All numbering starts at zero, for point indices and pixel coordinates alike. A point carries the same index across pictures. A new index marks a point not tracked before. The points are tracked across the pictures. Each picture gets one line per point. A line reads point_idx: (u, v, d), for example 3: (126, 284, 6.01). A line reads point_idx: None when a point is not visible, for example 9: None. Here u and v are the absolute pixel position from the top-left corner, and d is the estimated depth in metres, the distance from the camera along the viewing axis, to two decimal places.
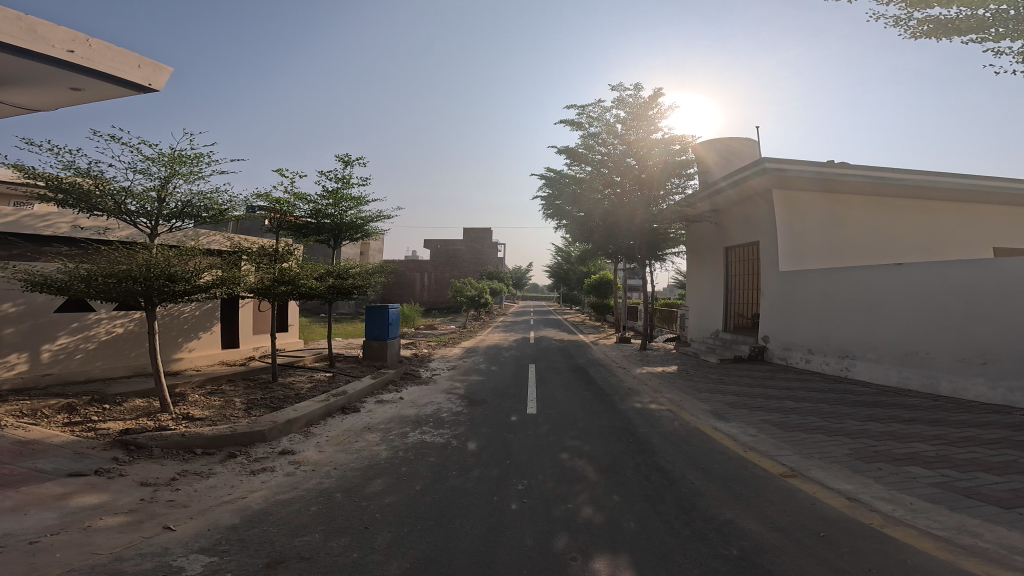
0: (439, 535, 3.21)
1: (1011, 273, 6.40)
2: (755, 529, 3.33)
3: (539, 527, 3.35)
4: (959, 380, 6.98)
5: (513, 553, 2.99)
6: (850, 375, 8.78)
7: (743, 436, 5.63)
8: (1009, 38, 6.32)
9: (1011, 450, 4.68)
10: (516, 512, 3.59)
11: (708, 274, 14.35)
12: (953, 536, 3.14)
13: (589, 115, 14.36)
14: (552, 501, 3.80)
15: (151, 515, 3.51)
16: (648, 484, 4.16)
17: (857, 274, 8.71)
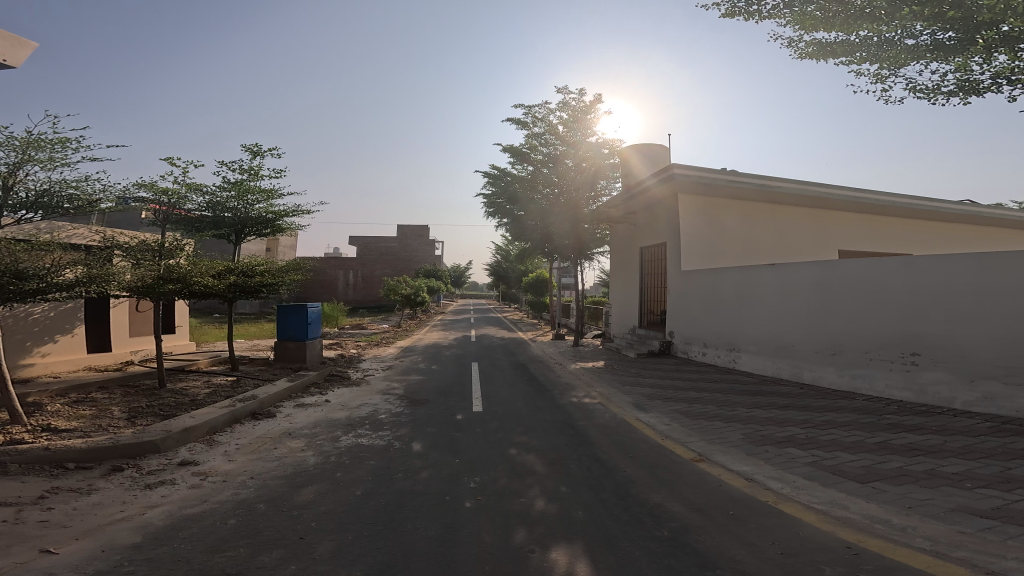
0: (391, 539, 3.13)
1: (858, 275, 7.26)
2: (679, 510, 3.56)
3: (496, 523, 3.35)
4: (816, 368, 7.87)
5: (474, 551, 2.98)
6: (737, 367, 9.57)
7: (660, 425, 5.98)
8: (869, 63, 7.18)
9: (862, 431, 5.35)
10: (471, 509, 3.59)
11: (626, 273, 15.00)
12: (832, 509, 3.53)
13: (534, 115, 14.55)
14: (507, 497, 3.83)
15: (21, 539, 3.09)
16: (591, 474, 4.31)
17: (740, 274, 9.50)
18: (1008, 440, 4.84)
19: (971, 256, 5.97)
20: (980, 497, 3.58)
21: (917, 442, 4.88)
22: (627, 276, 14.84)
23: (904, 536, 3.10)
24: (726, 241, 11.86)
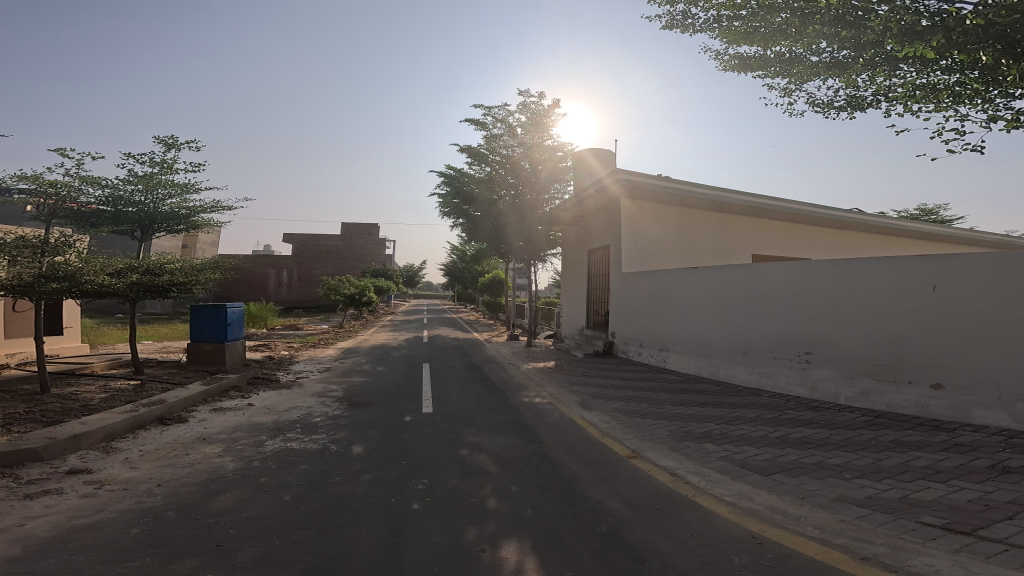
0: (328, 544, 3.02)
1: (766, 279, 7.72)
2: (615, 506, 3.66)
3: (445, 524, 3.31)
4: (730, 368, 8.34)
5: (422, 552, 2.92)
6: (667, 366, 9.97)
7: (602, 423, 6.14)
8: (781, 77, 7.68)
9: (765, 426, 5.71)
10: (412, 511, 3.53)
11: (575, 274, 15.31)
12: (744, 501, 3.74)
13: (493, 116, 14.54)
14: (456, 497, 3.79)
15: None
16: (540, 472, 4.35)
17: (669, 277, 9.88)
18: (883, 432, 5.33)
19: (857, 261, 6.47)
20: (858, 486, 3.90)
21: (811, 436, 5.27)
22: (576, 277, 15.17)
23: (801, 525, 3.33)
24: (667, 245, 12.29)
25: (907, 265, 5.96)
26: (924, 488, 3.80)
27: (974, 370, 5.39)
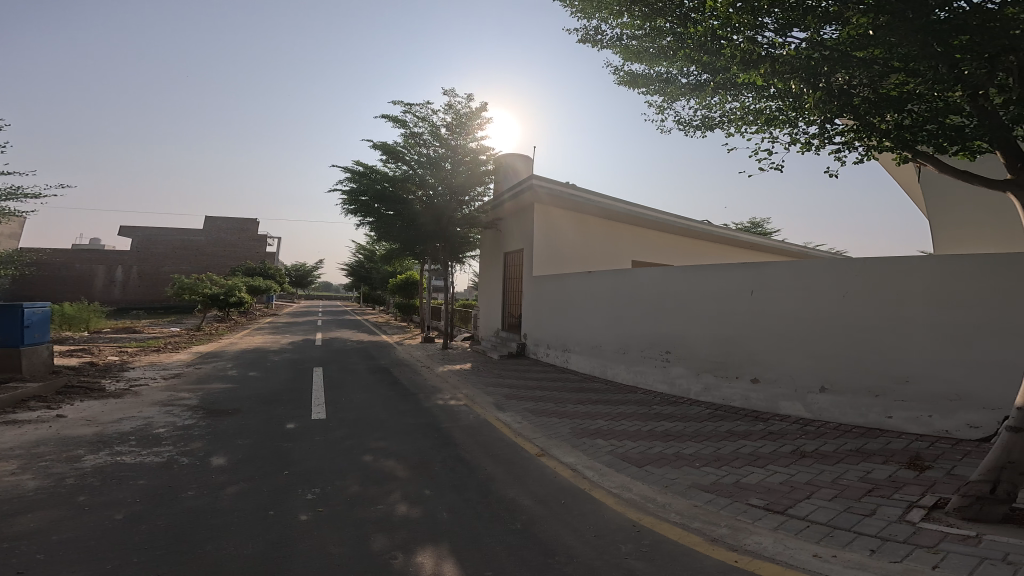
0: (205, 565, 2.75)
1: (636, 284, 8.38)
2: (527, 503, 3.75)
3: (348, 534, 3.16)
4: (614, 366, 8.91)
5: (312, 565, 2.76)
6: (568, 366, 10.40)
7: (515, 423, 6.27)
8: (674, 96, 5.73)
9: (639, 421, 6.18)
10: (302, 521, 3.34)
11: (491, 276, 15.50)
12: (627, 492, 4.04)
13: (415, 115, 14.16)
14: (358, 504, 3.66)
15: None
16: (454, 475, 4.32)
17: (569, 281, 10.31)
18: (719, 424, 5.99)
19: (707, 269, 7.17)
20: (705, 473, 4.38)
21: (672, 429, 5.79)
22: (492, 279, 15.39)
23: (667, 512, 3.67)
24: (573, 249, 12.94)
25: (736, 273, 6.81)
26: (751, 473, 4.36)
27: (783, 365, 6.29)
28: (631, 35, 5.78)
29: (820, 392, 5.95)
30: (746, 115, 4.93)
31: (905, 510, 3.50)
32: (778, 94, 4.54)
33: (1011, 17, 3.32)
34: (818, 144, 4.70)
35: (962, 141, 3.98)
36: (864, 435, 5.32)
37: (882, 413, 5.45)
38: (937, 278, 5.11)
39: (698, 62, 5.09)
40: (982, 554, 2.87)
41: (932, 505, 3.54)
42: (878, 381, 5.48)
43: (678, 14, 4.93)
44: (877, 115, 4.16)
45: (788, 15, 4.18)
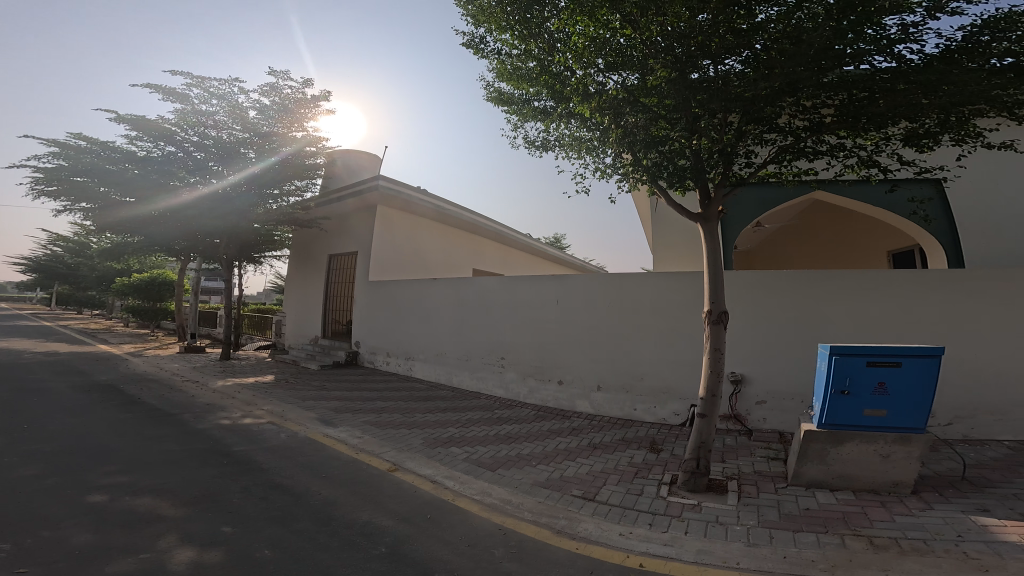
0: None
1: (474, 293, 8.60)
2: (388, 524, 3.52)
3: None
4: (459, 373, 8.88)
5: None
6: (411, 375, 10.01)
7: (352, 438, 5.80)
8: (525, 114, 5.88)
9: (487, 426, 6.34)
10: None
11: (310, 280, 14.07)
12: (488, 497, 4.13)
13: (212, 91, 11.82)
14: (115, 557, 2.89)
15: None
16: (271, 505, 3.79)
17: (409, 289, 10.02)
18: (542, 424, 6.52)
19: (531, 280, 7.71)
20: (539, 471, 4.73)
21: (514, 432, 6.10)
22: (310, 284, 13.98)
23: (522, 511, 3.87)
24: (416, 255, 12.86)
25: (547, 284, 7.52)
26: (569, 467, 4.86)
27: (577, 366, 7.14)
28: (506, 54, 5.76)
29: (597, 391, 6.93)
30: (571, 143, 5.50)
31: (657, 487, 4.33)
32: (590, 127, 5.11)
33: (723, 81, 4.45)
34: (609, 174, 5.41)
35: (682, 179, 4.77)
36: (622, 425, 6.37)
37: (630, 406, 6.63)
38: (658, 292, 6.51)
39: (550, 89, 5.29)
40: (706, 518, 3.74)
41: (669, 480, 4.46)
42: (626, 377, 6.69)
43: (545, 43, 5.32)
44: (640, 150, 4.73)
45: (611, 59, 4.78)
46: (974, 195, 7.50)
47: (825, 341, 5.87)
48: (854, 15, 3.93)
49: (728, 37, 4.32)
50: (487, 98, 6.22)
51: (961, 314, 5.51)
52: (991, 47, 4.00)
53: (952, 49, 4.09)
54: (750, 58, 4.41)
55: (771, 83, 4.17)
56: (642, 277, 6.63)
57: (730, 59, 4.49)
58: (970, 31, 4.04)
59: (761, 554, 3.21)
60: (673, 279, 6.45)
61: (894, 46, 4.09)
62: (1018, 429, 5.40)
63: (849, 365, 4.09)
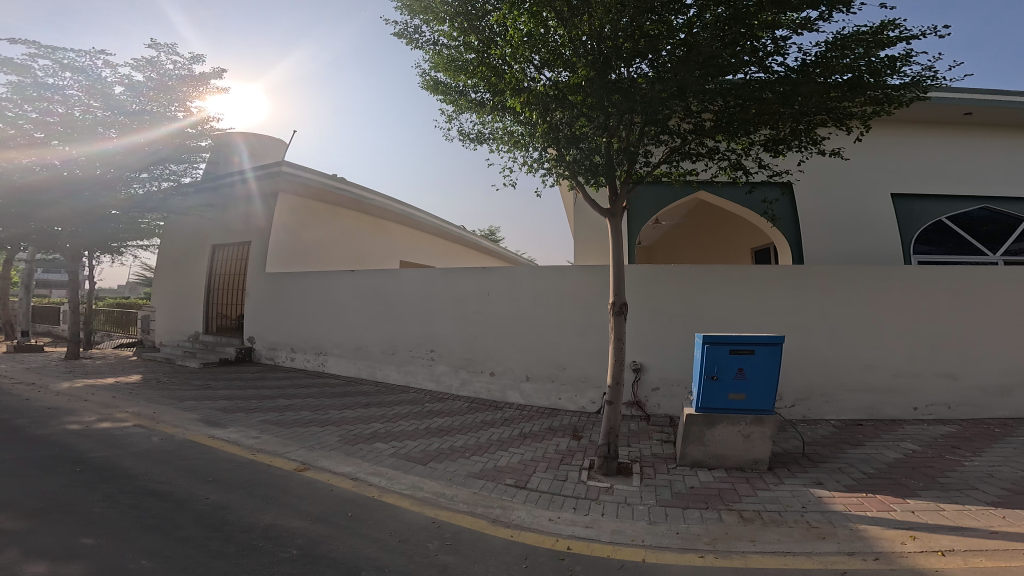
0: None
1: (395, 285, 8.24)
2: (300, 525, 3.22)
3: None
4: (383, 368, 8.42)
5: None
6: (324, 370, 9.31)
7: (246, 439, 5.20)
8: (464, 109, 5.72)
9: (415, 420, 6.08)
10: None
11: (187, 273, 12.44)
12: (419, 491, 3.96)
13: (65, 61, 9.76)
14: None
15: None
16: (147, 513, 3.28)
17: (317, 280, 9.33)
18: (474, 415, 6.43)
19: (455, 272, 7.58)
20: (473, 462, 4.67)
21: (444, 424, 5.90)
22: (188, 276, 12.38)
23: (456, 503, 3.77)
24: (327, 246, 12.07)
25: (474, 276, 7.42)
26: (502, 457, 4.84)
27: (507, 357, 7.15)
28: (444, 44, 5.61)
29: (527, 381, 7.01)
30: (504, 136, 5.51)
31: (579, 472, 4.51)
32: (521, 122, 5.16)
33: (636, 85, 4.67)
34: (536, 168, 5.49)
35: (596, 176, 5.05)
36: (550, 415, 6.51)
37: (556, 395, 6.81)
38: (577, 285, 6.74)
39: (486, 82, 5.17)
40: (618, 499, 3.97)
41: (588, 465, 4.66)
42: (550, 367, 6.86)
43: (484, 37, 5.20)
44: (562, 147, 5.00)
45: (545, 58, 4.88)
46: (813, 198, 8.78)
47: (722, 328, 6.53)
48: (739, 29, 4.41)
49: (641, 40, 4.58)
50: (420, 87, 5.96)
51: (814, 305, 6.41)
52: (843, 61, 4.63)
53: (814, 60, 4.69)
54: (658, 64, 4.70)
55: (668, 87, 4.51)
56: (565, 270, 6.81)
57: (640, 64, 4.75)
58: (825, 48, 4.69)
59: (661, 531, 3.47)
60: (591, 273, 6.70)
61: (769, 57, 4.62)
62: (841, 409, 6.39)
63: (717, 352, 4.65)
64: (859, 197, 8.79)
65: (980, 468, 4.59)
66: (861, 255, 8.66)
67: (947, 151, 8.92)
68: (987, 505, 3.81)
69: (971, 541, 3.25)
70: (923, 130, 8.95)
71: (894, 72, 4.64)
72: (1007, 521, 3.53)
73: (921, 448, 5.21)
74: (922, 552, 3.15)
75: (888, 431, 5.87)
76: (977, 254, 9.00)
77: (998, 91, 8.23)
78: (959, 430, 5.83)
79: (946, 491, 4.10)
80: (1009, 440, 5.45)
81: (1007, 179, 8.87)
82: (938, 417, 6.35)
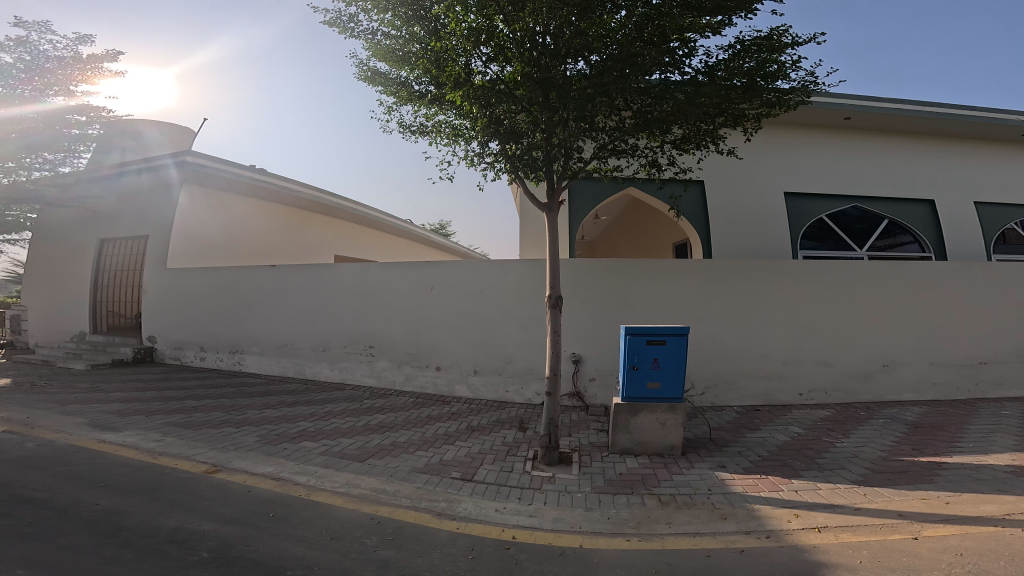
0: None
1: (325, 280, 7.78)
2: (211, 527, 2.93)
3: None
4: (314, 364, 7.92)
5: None
6: (242, 369, 8.58)
7: (145, 442, 4.66)
8: (408, 102, 5.47)
9: (351, 417, 5.76)
10: None
11: (67, 269, 10.94)
12: (356, 488, 3.74)
13: None
14: None
15: None
16: (20, 521, 2.85)
17: (231, 277, 8.59)
18: (419, 410, 6.21)
19: (392, 266, 7.31)
20: (419, 457, 4.50)
21: (386, 421, 5.64)
22: (68, 273, 10.88)
23: (398, 498, 3.61)
24: (249, 241, 11.23)
25: (417, 270, 7.18)
26: (448, 451, 4.71)
27: (454, 350, 6.99)
28: (384, 34, 5.36)
29: (475, 374, 6.89)
30: (447, 130, 5.37)
31: (524, 463, 4.50)
32: (462, 114, 5.07)
33: (568, 86, 4.76)
34: (477, 162, 5.41)
35: (534, 171, 5.24)
36: (500, 407, 6.44)
37: (504, 388, 6.76)
38: (520, 277, 6.73)
39: (428, 73, 5.06)
40: (560, 488, 4.01)
41: (532, 455, 4.66)
42: (490, 359, 6.82)
43: (429, 27, 5.06)
44: (506, 143, 5.00)
45: (492, 52, 4.83)
46: (719, 197, 9.56)
47: (650, 316, 6.84)
48: (661, 29, 4.59)
49: (575, 39, 4.61)
50: (358, 78, 5.67)
51: (734, 294, 6.92)
52: (743, 65, 5.07)
53: (720, 62, 5.08)
54: (595, 63, 4.78)
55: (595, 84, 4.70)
56: (510, 263, 6.78)
57: (577, 61, 4.83)
58: (730, 51, 5.10)
59: (596, 517, 3.54)
60: (534, 265, 6.70)
61: (683, 59, 4.93)
62: (741, 396, 6.93)
63: (637, 342, 4.89)
64: (763, 195, 9.68)
65: (848, 448, 5.11)
66: (761, 249, 9.51)
67: (832, 154, 10.00)
68: (853, 483, 4.21)
69: (841, 518, 3.57)
70: (814, 137, 10.02)
71: (784, 78, 5.20)
72: (868, 497, 3.89)
73: (805, 431, 5.73)
74: (803, 528, 3.42)
75: (779, 416, 6.42)
76: (850, 250, 10.18)
77: (868, 98, 9.40)
78: (833, 414, 6.47)
79: (822, 471, 4.51)
80: (871, 422, 6.11)
81: (882, 181, 10.07)
82: (818, 402, 7.00)
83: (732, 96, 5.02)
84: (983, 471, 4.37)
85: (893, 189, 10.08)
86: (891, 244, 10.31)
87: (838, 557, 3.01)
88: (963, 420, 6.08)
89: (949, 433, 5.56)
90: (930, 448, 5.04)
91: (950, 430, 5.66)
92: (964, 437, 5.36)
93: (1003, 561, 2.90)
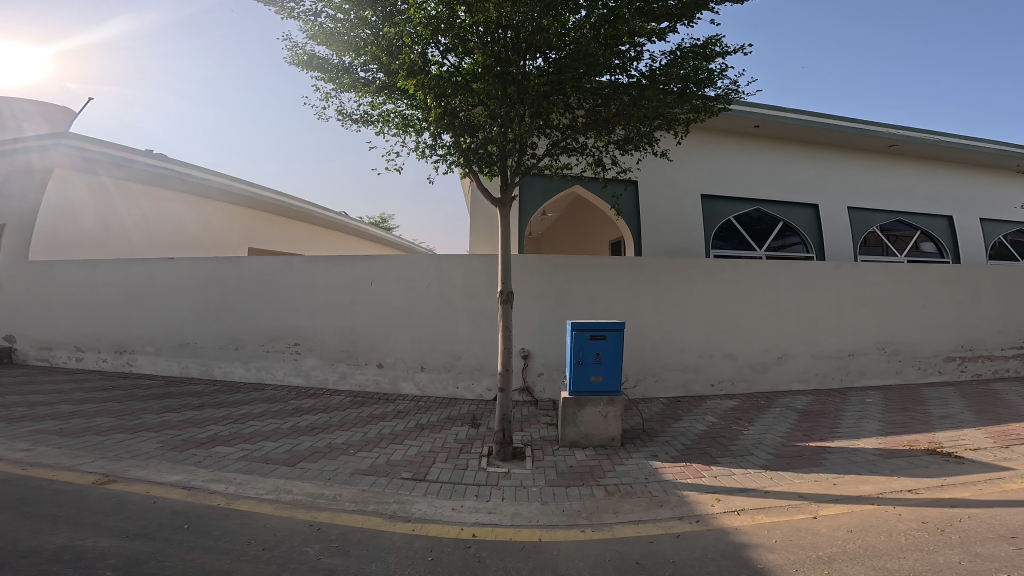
0: None
1: (252, 275, 7.18)
2: (108, 543, 2.56)
3: None
4: (224, 364, 7.30)
5: None
6: (132, 369, 7.74)
7: (12, 453, 4.02)
8: (350, 89, 5.18)
9: (275, 419, 5.35)
10: None
11: None
12: (286, 495, 3.45)
13: None
14: None
15: None
16: None
17: (121, 270, 7.77)
18: (361, 410, 5.89)
19: (330, 262, 6.92)
20: (360, 458, 4.24)
21: (321, 422, 5.30)
22: None
23: (340, 502, 3.37)
24: (157, 233, 10.71)
25: (353, 264, 6.83)
26: (395, 450, 4.48)
27: (396, 347, 6.72)
28: (328, 16, 5.05)
29: (421, 371, 6.67)
30: (394, 119, 5.16)
31: (478, 460, 4.38)
32: (415, 104, 4.92)
33: (526, 82, 4.68)
34: (429, 154, 5.25)
35: (489, 165, 5.25)
36: (446, 404, 6.27)
37: (452, 385, 6.59)
38: (469, 272, 6.60)
39: (378, 60, 4.87)
40: (515, 482, 3.94)
41: (486, 451, 4.55)
42: (432, 358, 6.64)
43: (382, 11, 4.81)
44: (462, 135, 4.92)
45: (449, 43, 4.68)
46: (650, 197, 9.96)
47: (590, 310, 6.95)
48: (615, 31, 4.61)
49: (536, 36, 4.51)
50: (294, 63, 5.32)
51: (672, 290, 7.21)
52: (680, 71, 5.27)
53: (662, 66, 5.25)
54: (552, 61, 4.75)
55: (546, 80, 4.66)
56: (454, 258, 6.64)
57: (535, 58, 4.76)
58: (670, 56, 5.29)
59: (551, 510, 3.50)
60: (483, 261, 6.59)
61: (631, 61, 5.04)
62: (665, 387, 7.21)
63: (581, 338, 4.91)
64: (687, 196, 10.21)
65: (754, 436, 5.43)
66: (684, 248, 10.01)
67: (750, 160, 10.76)
68: (762, 467, 4.47)
69: (756, 501, 3.75)
70: (736, 142, 10.72)
71: (712, 85, 5.46)
72: (774, 481, 4.14)
73: (718, 420, 6.05)
74: (724, 512, 3.56)
75: (696, 406, 6.74)
76: (750, 250, 10.89)
77: (778, 108, 10.22)
78: (740, 403, 6.89)
79: (736, 457, 4.76)
80: (771, 410, 6.57)
81: (793, 185, 10.97)
82: (726, 392, 7.42)
83: (668, 100, 5.20)
84: (858, 454, 4.80)
85: (793, 192, 10.97)
86: (783, 244, 11.13)
87: (756, 537, 3.15)
88: (840, 407, 6.69)
89: (831, 419, 6.07)
90: (817, 434, 5.47)
91: (831, 416, 6.19)
92: (843, 422, 5.90)
93: (882, 535, 3.14)
